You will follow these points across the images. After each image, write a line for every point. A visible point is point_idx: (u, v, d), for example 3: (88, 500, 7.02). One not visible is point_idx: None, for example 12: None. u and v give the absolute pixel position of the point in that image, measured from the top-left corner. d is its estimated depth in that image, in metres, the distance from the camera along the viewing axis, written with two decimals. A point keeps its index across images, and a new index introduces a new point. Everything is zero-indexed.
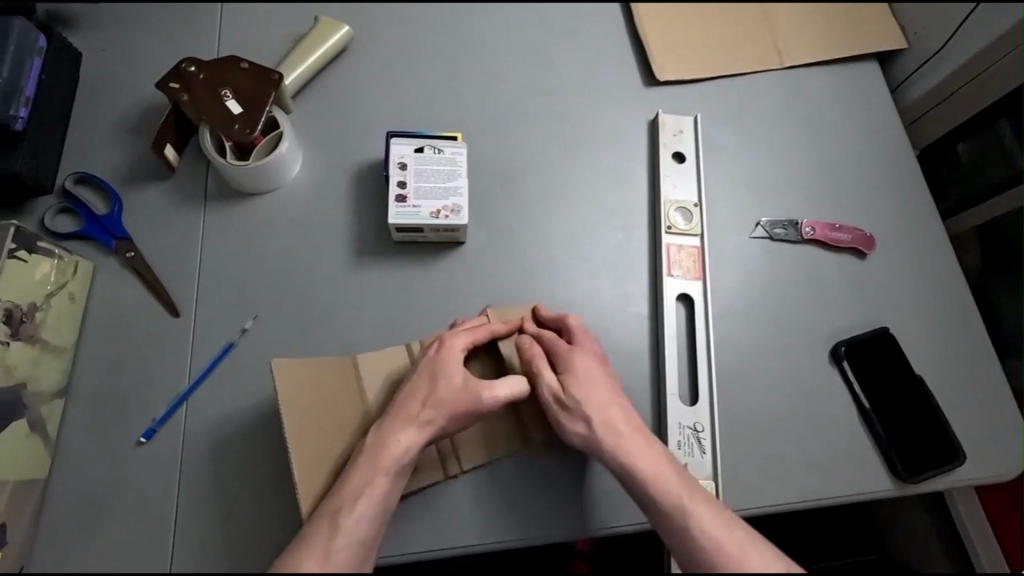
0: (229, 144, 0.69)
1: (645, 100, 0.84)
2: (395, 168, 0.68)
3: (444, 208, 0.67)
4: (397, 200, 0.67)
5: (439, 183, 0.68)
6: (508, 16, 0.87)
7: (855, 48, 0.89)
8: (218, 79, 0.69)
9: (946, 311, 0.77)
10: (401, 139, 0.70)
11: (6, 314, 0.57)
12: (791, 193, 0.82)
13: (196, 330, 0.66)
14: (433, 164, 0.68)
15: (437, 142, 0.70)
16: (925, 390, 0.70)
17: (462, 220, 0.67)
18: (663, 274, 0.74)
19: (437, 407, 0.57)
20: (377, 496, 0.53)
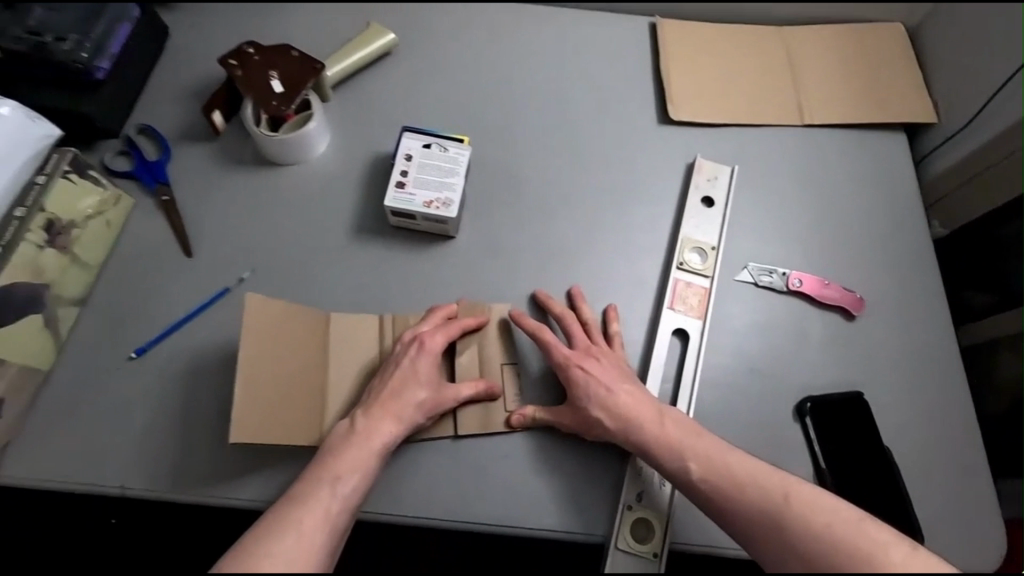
0: (266, 117, 0.78)
1: (656, 136, 0.88)
2: (401, 158, 0.75)
3: (437, 200, 0.73)
4: (395, 185, 0.73)
5: (437, 177, 0.74)
6: (543, 43, 0.94)
7: (883, 114, 0.88)
8: (269, 61, 0.79)
9: (934, 389, 0.73)
10: (413, 134, 0.77)
11: (46, 225, 0.65)
12: (788, 244, 0.81)
13: (202, 271, 0.74)
14: (436, 161, 0.75)
15: (444, 141, 0.76)
16: (891, 465, 0.68)
17: (451, 213, 0.72)
18: (664, 306, 0.75)
19: (416, 406, 0.61)
20: (362, 476, 0.56)
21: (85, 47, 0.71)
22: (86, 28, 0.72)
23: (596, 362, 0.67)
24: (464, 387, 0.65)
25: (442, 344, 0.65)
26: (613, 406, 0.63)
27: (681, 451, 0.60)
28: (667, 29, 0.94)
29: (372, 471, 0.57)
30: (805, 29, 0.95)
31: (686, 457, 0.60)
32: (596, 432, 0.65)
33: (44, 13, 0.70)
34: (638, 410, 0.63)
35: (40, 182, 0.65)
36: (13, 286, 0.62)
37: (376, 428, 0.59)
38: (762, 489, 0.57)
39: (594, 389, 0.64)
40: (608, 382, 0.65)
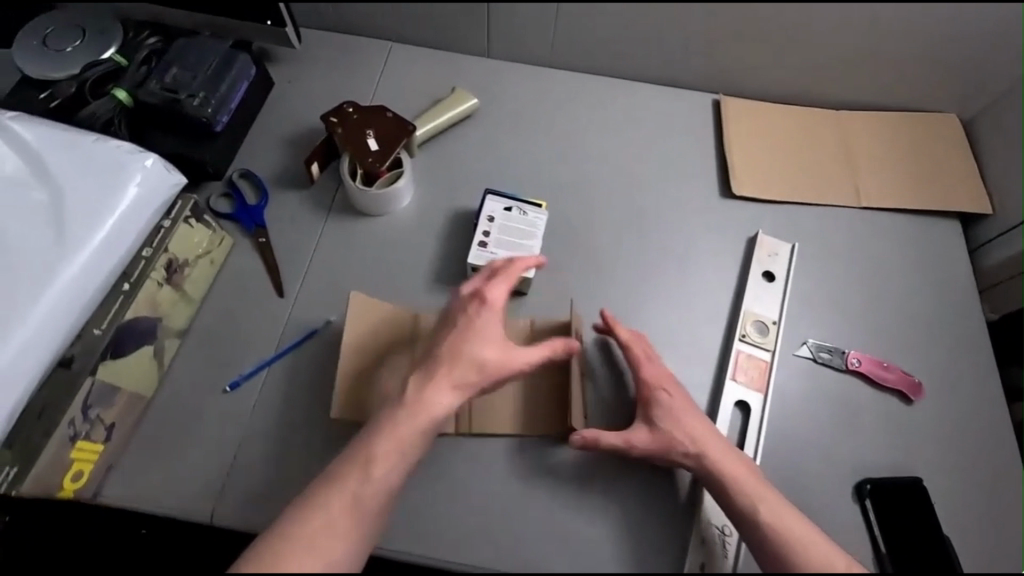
0: (361, 172, 0.85)
1: (719, 208, 0.92)
2: (483, 219, 0.80)
3: (516, 261, 0.78)
4: (478, 244, 0.78)
5: (518, 238, 0.79)
6: (613, 113, 1.00)
7: (937, 203, 0.93)
8: (367, 120, 0.86)
9: (986, 478, 0.75)
10: (495, 197, 0.82)
11: (165, 264, 0.70)
12: (843, 322, 0.84)
13: (292, 311, 0.79)
14: (517, 224, 0.80)
15: (524, 205, 0.81)
16: (949, 552, 0.69)
17: (528, 274, 0.77)
18: (726, 376, 0.78)
19: (478, 368, 0.62)
20: (414, 435, 0.58)
21: (211, 103, 0.78)
22: (212, 85, 0.79)
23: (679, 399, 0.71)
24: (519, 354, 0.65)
25: (501, 297, 0.68)
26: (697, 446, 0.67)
27: (750, 494, 0.64)
28: (731, 107, 1.00)
29: (424, 442, 0.59)
30: (866, 114, 0.99)
31: (756, 502, 0.64)
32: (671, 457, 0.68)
33: (180, 71, 0.78)
34: (712, 438, 0.68)
35: (166, 226, 0.70)
36: (137, 318, 0.68)
37: (434, 400, 0.60)
38: (825, 555, 0.59)
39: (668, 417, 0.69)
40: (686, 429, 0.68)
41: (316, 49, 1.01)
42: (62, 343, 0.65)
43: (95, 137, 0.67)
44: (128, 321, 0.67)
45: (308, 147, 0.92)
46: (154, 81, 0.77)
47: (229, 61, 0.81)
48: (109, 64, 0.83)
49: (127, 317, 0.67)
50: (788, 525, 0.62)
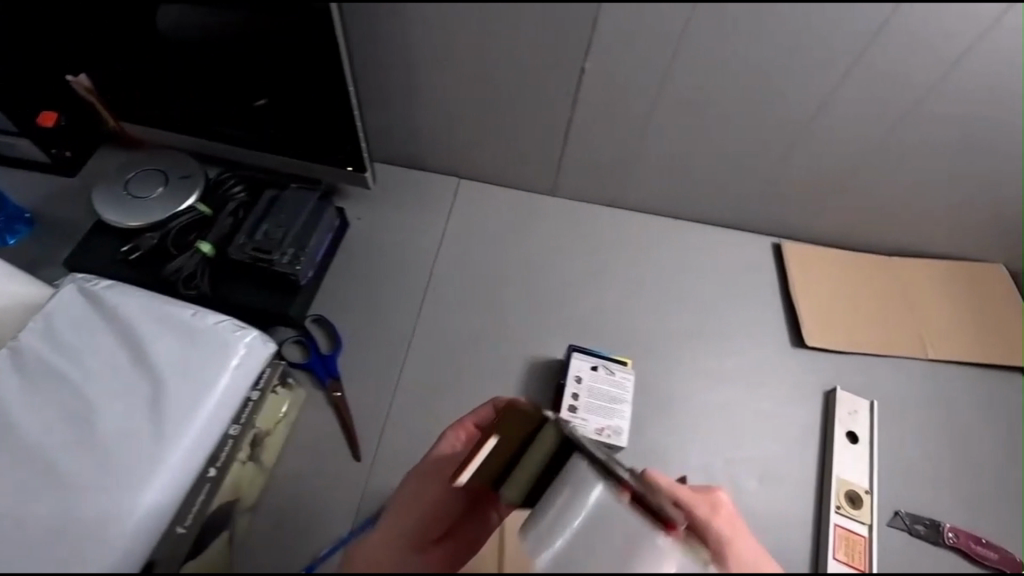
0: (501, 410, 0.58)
1: (792, 362, 0.93)
2: (571, 379, 0.79)
3: (608, 427, 0.77)
4: (567, 409, 0.76)
5: (607, 404, 0.77)
6: (681, 256, 1.02)
7: (1001, 354, 0.95)
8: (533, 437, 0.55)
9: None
10: (582, 354, 0.81)
11: (253, 439, 0.67)
12: (926, 488, 0.84)
13: (369, 480, 0.75)
14: (606, 385, 0.79)
15: (610, 364, 0.81)
16: None
17: (621, 442, 0.76)
18: (827, 555, 0.76)
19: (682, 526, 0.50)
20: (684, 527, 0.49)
21: (300, 260, 0.77)
22: (302, 241, 0.78)
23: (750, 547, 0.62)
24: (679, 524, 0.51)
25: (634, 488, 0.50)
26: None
27: None
28: (793, 254, 1.02)
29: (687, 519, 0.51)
30: (921, 261, 1.02)
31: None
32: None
33: (272, 228, 0.77)
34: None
35: (255, 398, 0.66)
36: (219, 506, 0.62)
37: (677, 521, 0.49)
38: None
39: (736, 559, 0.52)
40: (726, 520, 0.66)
41: (389, 186, 1.03)
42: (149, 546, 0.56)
43: (194, 310, 0.64)
44: (212, 511, 0.61)
45: (384, 290, 0.92)
46: (245, 237, 0.76)
47: (318, 215, 0.81)
48: (191, 211, 0.81)
49: (212, 508, 0.61)
50: None
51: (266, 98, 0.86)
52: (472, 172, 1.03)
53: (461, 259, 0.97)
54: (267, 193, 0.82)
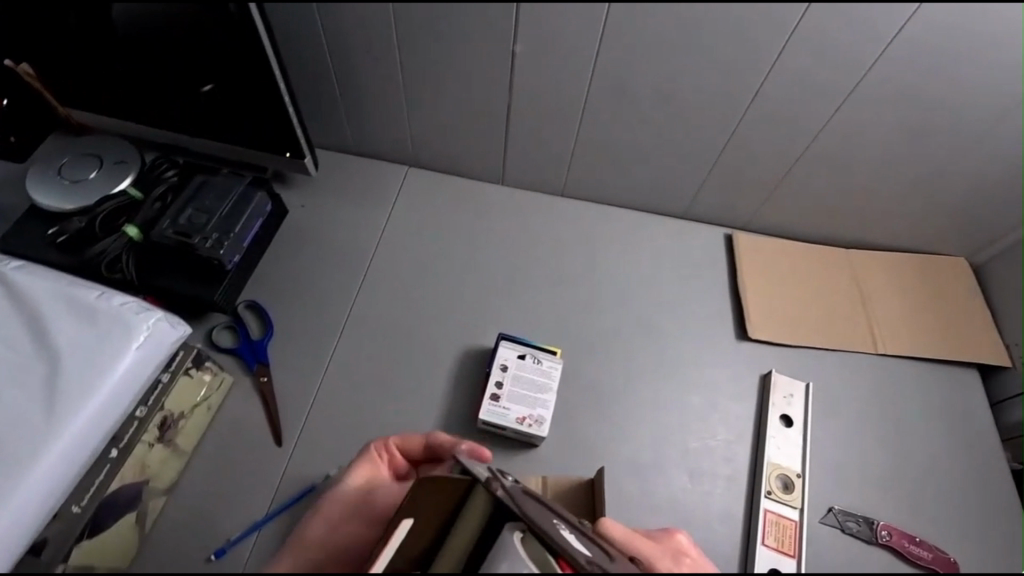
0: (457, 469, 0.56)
1: (736, 354, 0.90)
2: (497, 367, 0.79)
3: (529, 416, 0.76)
4: (490, 397, 0.76)
5: (531, 392, 0.77)
6: (628, 244, 0.99)
7: (951, 350, 0.93)
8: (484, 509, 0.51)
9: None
10: (509, 343, 0.81)
11: (161, 421, 0.66)
12: (864, 485, 0.82)
13: (290, 464, 0.75)
14: (530, 373, 0.79)
15: (538, 352, 0.81)
16: None
17: (542, 432, 0.75)
18: (756, 542, 0.74)
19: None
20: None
21: (223, 244, 0.77)
22: (227, 226, 0.78)
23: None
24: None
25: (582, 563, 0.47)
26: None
27: None
28: (743, 243, 0.99)
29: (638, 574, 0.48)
30: (872, 255, 1.00)
31: None
32: None
33: (195, 212, 0.77)
34: None
35: (165, 380, 0.67)
36: (120, 487, 0.63)
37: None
38: None
39: None
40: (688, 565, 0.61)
41: (335, 174, 1.02)
42: (38, 524, 0.59)
43: (100, 292, 0.67)
44: (113, 491, 0.62)
45: (321, 277, 0.91)
46: (168, 221, 0.76)
47: (246, 199, 0.81)
48: (121, 195, 0.81)
49: (112, 488, 0.62)
50: None
51: (213, 84, 0.84)
52: (419, 160, 1.02)
53: (402, 246, 0.96)
54: (196, 178, 0.82)
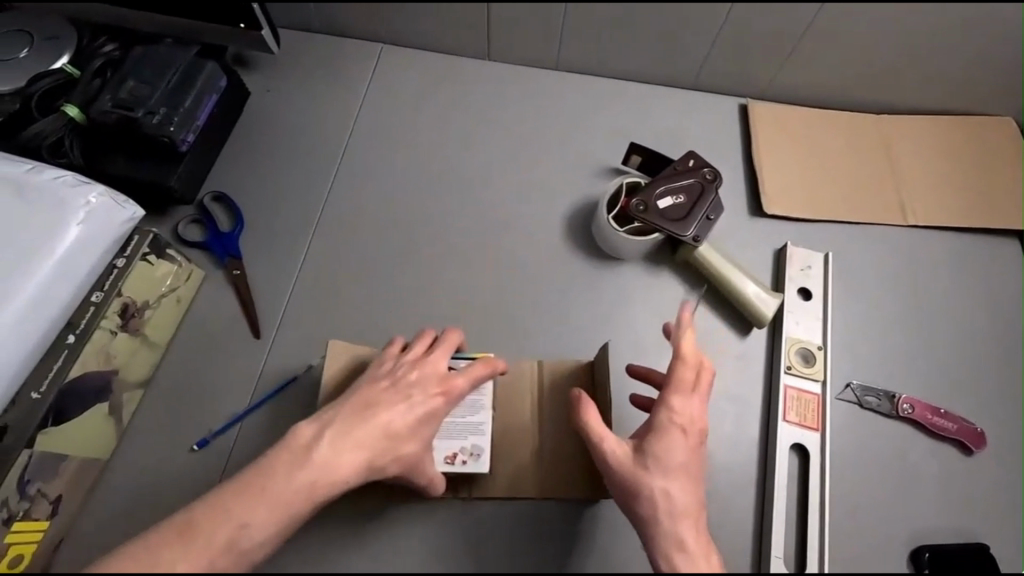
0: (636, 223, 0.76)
1: (749, 230, 0.82)
2: None
3: (461, 450, 0.63)
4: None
5: (459, 417, 0.63)
6: (629, 117, 0.89)
7: (988, 217, 0.84)
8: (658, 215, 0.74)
9: None
10: None
11: (121, 308, 0.62)
12: (887, 359, 0.76)
13: (268, 355, 0.70)
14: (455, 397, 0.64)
15: (455, 356, 0.64)
16: None
17: (480, 467, 0.62)
18: (777, 418, 0.70)
19: (657, 458, 0.54)
20: (678, 452, 0.54)
21: (173, 120, 0.69)
22: (175, 100, 0.70)
23: (704, 541, 0.52)
24: (667, 452, 0.54)
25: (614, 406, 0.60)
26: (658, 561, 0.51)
27: (682, 540, 0.51)
28: (761, 115, 0.88)
29: (678, 461, 0.54)
30: (904, 118, 0.89)
31: (677, 531, 0.52)
32: (659, 468, 0.54)
33: (137, 84, 0.70)
34: (690, 497, 0.54)
35: (120, 265, 0.62)
36: (82, 377, 0.59)
37: (647, 478, 0.54)
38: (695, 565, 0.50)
39: (667, 454, 0.54)
40: (684, 457, 0.54)
41: (299, 52, 0.91)
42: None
43: (30, 166, 0.62)
44: (73, 379, 0.58)
45: (292, 163, 0.83)
46: (108, 96, 0.68)
47: (195, 71, 0.72)
48: (55, 74, 0.72)
49: (72, 376, 0.58)
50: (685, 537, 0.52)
51: None
52: (392, 31, 0.90)
53: (379, 127, 0.87)
54: (135, 52, 0.73)
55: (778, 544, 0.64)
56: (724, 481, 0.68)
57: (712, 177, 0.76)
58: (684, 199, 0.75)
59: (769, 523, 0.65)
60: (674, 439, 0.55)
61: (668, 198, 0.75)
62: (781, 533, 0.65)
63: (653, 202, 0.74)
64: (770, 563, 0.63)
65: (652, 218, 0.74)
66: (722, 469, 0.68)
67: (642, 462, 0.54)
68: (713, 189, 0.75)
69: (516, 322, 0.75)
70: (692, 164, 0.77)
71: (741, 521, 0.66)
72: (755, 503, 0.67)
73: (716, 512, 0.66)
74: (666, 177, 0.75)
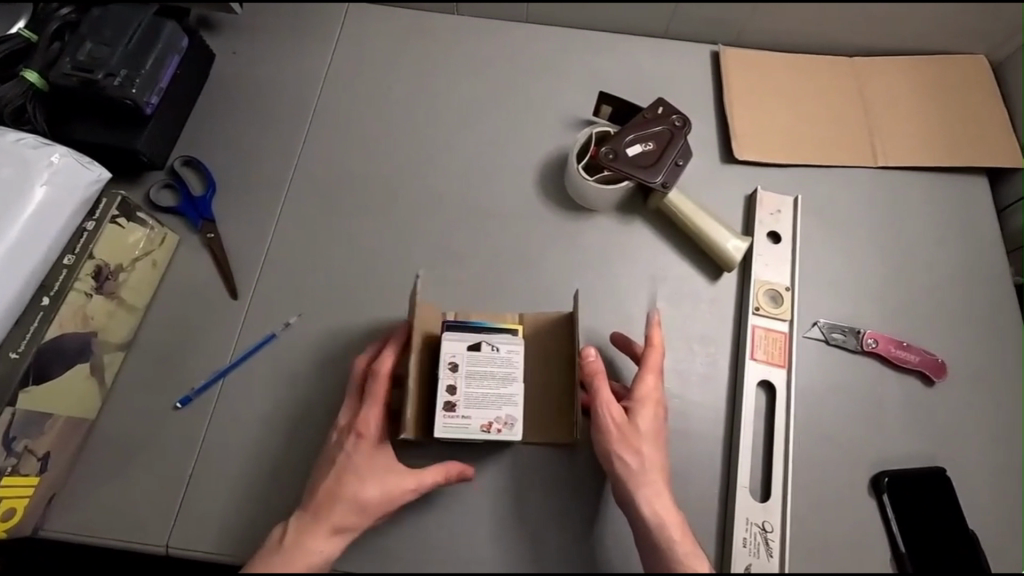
0: (606, 172, 0.76)
1: (720, 177, 0.83)
2: (444, 369, 0.63)
3: (496, 420, 0.62)
4: (444, 409, 0.61)
5: (494, 389, 0.62)
6: (600, 67, 0.88)
7: (957, 157, 0.84)
8: (629, 163, 0.74)
9: (1000, 456, 0.71)
10: (455, 332, 0.64)
11: (95, 271, 0.63)
12: (854, 297, 0.78)
13: (246, 315, 0.71)
14: (488, 364, 0.63)
15: (494, 337, 0.64)
16: (966, 535, 0.65)
17: (516, 435, 0.62)
18: (745, 357, 0.72)
19: (638, 428, 0.60)
20: (654, 424, 0.61)
21: (134, 82, 0.69)
22: (136, 62, 0.69)
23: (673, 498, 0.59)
24: (645, 420, 0.61)
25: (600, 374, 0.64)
26: (643, 507, 0.57)
27: (661, 499, 0.57)
28: (732, 60, 0.88)
29: (656, 431, 0.61)
30: (876, 59, 0.88)
31: (658, 488, 0.58)
32: (642, 438, 0.60)
33: (95, 46, 0.69)
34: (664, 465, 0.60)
35: (89, 228, 0.63)
36: (61, 336, 0.60)
37: (631, 443, 0.59)
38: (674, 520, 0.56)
39: (648, 424, 0.61)
40: (656, 432, 0.61)
41: (263, 12, 0.89)
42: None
43: None
44: (52, 340, 0.60)
45: (261, 125, 0.83)
46: (67, 59, 0.68)
47: (154, 33, 0.71)
48: (13, 39, 0.71)
49: (50, 336, 0.59)
50: (666, 496, 0.58)
51: None
52: None
53: (348, 85, 0.86)
54: (91, 13, 0.72)
55: (744, 474, 0.67)
56: (694, 418, 0.70)
57: (682, 124, 0.76)
58: (653, 147, 0.75)
59: (736, 456, 0.68)
60: (647, 414, 0.61)
61: (637, 146, 0.75)
62: (747, 462, 0.68)
63: (623, 150, 0.75)
64: (736, 492, 0.66)
65: (622, 166, 0.74)
66: (692, 407, 0.71)
67: (629, 430, 0.60)
68: (682, 136, 0.76)
69: (492, 273, 0.76)
70: (661, 111, 0.77)
71: (710, 454, 0.69)
72: (723, 437, 0.70)
73: (686, 447, 0.69)
74: (635, 125, 0.76)
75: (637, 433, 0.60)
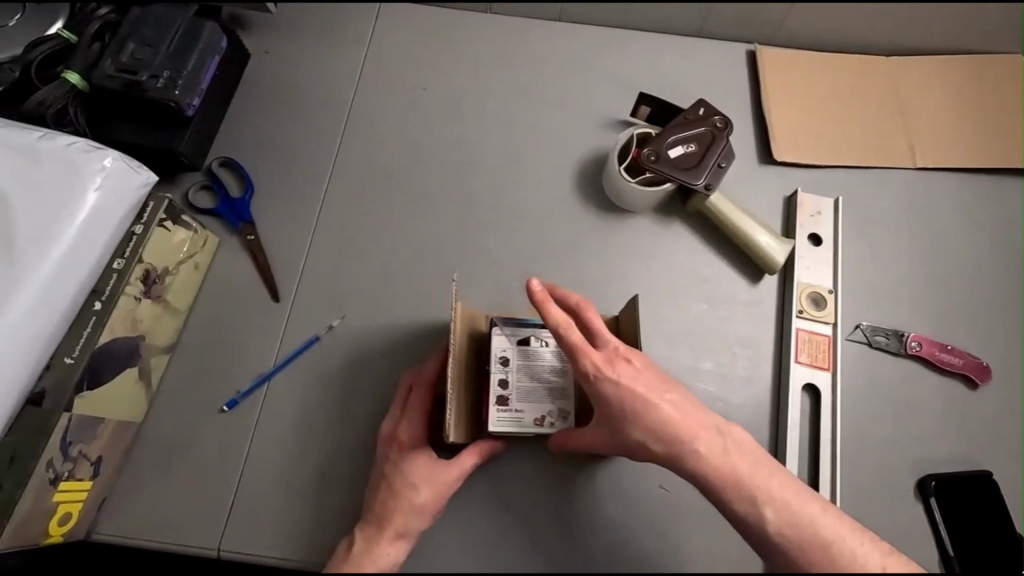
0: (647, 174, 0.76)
1: (759, 178, 0.82)
2: (495, 363, 0.63)
3: (548, 413, 0.62)
4: (497, 403, 0.62)
5: (546, 384, 0.63)
6: (636, 67, 0.88)
7: (996, 158, 0.84)
8: (671, 164, 0.74)
9: None
10: (505, 326, 0.64)
11: (144, 275, 0.63)
12: (896, 299, 0.77)
13: (289, 317, 0.71)
14: (538, 359, 0.64)
15: (542, 331, 0.65)
16: (1014, 537, 0.65)
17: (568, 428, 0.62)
18: (789, 360, 0.72)
19: (608, 381, 0.55)
20: (624, 369, 0.55)
21: (177, 84, 0.68)
22: (178, 64, 0.69)
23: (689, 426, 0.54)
24: (610, 369, 0.55)
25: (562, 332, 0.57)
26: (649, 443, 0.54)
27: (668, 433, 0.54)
28: (769, 60, 0.87)
29: (628, 374, 0.55)
30: (914, 59, 0.88)
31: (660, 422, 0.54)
32: (615, 387, 0.54)
33: (138, 47, 0.69)
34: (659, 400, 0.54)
35: (138, 232, 0.63)
36: (112, 341, 0.60)
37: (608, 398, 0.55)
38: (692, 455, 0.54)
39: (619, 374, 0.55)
40: (632, 373, 0.55)
41: (296, 11, 0.88)
42: (27, 379, 0.56)
43: (40, 133, 0.62)
44: (103, 346, 0.59)
45: (297, 126, 0.82)
46: (109, 60, 0.67)
47: (195, 34, 0.71)
48: (52, 40, 0.70)
49: (102, 341, 0.59)
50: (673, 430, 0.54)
51: None
52: None
53: (382, 85, 0.85)
54: (131, 13, 0.71)
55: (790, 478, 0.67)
56: (738, 422, 0.70)
57: (723, 125, 0.76)
58: (695, 148, 0.75)
59: (782, 459, 0.68)
60: (611, 364, 0.55)
61: (679, 148, 0.75)
62: (793, 466, 0.68)
63: (665, 151, 0.74)
64: None
65: (664, 167, 0.74)
66: (736, 410, 0.71)
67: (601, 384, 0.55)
68: (724, 137, 0.75)
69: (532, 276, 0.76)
70: (702, 112, 0.77)
71: None
72: (768, 441, 0.70)
73: None
74: (677, 126, 0.75)
75: (614, 385, 0.54)
